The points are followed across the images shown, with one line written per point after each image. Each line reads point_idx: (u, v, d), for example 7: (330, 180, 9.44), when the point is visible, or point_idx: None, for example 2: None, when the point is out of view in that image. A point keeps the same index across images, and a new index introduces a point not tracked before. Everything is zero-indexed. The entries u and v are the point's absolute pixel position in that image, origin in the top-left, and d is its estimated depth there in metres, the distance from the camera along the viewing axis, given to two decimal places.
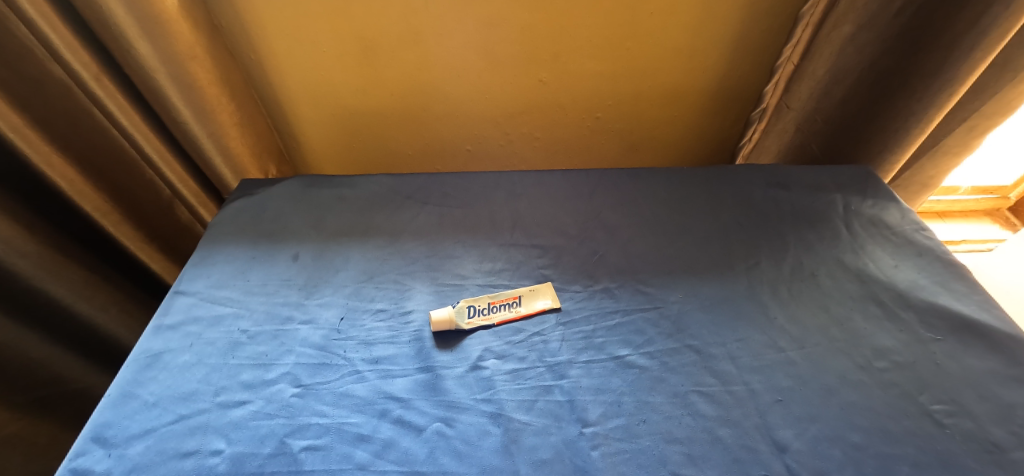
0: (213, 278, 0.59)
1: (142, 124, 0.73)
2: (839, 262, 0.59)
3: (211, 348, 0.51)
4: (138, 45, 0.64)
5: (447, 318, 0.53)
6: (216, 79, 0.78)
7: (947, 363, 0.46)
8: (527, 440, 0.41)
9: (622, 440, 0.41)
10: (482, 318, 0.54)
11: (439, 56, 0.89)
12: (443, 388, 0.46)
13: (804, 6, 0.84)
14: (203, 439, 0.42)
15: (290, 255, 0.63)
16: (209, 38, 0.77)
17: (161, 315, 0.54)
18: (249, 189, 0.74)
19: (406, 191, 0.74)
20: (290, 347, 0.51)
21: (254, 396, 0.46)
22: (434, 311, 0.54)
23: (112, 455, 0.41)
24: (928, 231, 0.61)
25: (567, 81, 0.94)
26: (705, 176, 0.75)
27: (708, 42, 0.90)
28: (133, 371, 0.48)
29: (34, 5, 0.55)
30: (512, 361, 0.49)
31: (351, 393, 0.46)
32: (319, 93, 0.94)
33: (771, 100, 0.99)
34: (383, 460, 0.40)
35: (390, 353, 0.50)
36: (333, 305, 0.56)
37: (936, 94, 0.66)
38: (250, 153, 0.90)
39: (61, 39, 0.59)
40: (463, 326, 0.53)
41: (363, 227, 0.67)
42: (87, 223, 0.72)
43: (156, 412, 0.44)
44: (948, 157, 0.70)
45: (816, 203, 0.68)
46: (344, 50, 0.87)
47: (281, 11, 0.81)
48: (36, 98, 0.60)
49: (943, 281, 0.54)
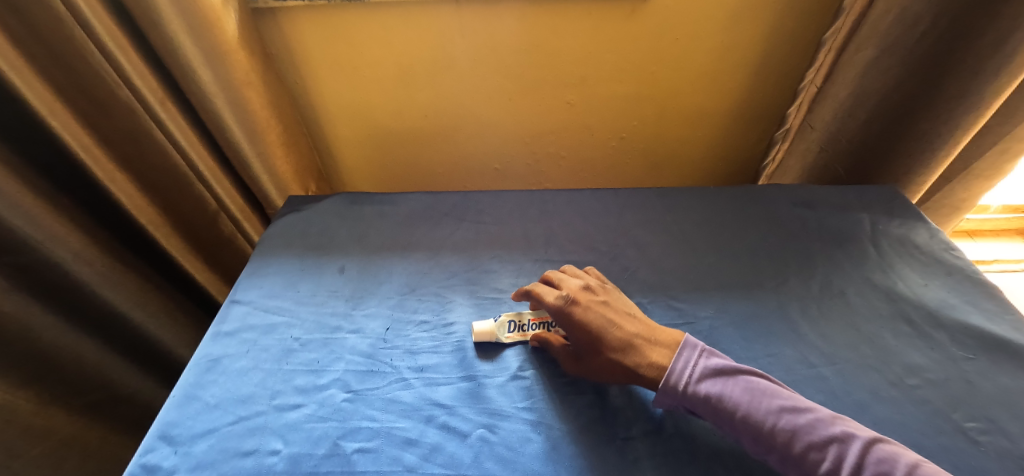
0: (266, 288, 0.63)
1: (198, 144, 0.79)
2: (867, 281, 0.60)
3: (267, 354, 0.54)
4: (202, 73, 0.70)
5: (488, 331, 0.55)
6: (266, 103, 0.84)
7: (979, 380, 0.47)
8: (567, 447, 0.44)
9: (659, 449, 0.43)
10: (520, 333, 0.56)
11: (469, 80, 0.94)
12: (485, 396, 0.49)
13: (826, 32, 0.88)
14: (261, 440, 0.45)
15: (337, 267, 0.67)
16: (263, 65, 0.84)
17: (220, 322, 0.58)
18: (297, 205, 0.79)
19: (443, 208, 0.78)
20: (339, 355, 0.54)
21: (308, 400, 0.49)
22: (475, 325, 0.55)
23: (178, 452, 0.44)
24: (957, 252, 0.62)
25: (592, 103, 0.98)
26: (732, 195, 0.77)
27: (729, 64, 0.93)
28: (195, 373, 0.52)
29: (113, 38, 0.62)
30: (551, 372, 0.51)
31: (398, 399, 0.49)
32: (358, 114, 0.99)
33: (794, 121, 1.01)
34: (431, 463, 0.43)
35: (434, 362, 0.53)
36: (378, 315, 0.59)
37: (962, 116, 0.67)
38: (294, 171, 0.96)
39: (134, 67, 0.66)
40: (502, 340, 0.55)
41: (404, 242, 0.71)
42: (143, 235, 0.77)
43: (217, 413, 0.48)
44: (980, 180, 0.72)
45: (843, 223, 0.69)
46: (382, 76, 0.92)
47: (327, 40, 0.87)
48: (105, 120, 0.66)
49: (973, 301, 0.55)
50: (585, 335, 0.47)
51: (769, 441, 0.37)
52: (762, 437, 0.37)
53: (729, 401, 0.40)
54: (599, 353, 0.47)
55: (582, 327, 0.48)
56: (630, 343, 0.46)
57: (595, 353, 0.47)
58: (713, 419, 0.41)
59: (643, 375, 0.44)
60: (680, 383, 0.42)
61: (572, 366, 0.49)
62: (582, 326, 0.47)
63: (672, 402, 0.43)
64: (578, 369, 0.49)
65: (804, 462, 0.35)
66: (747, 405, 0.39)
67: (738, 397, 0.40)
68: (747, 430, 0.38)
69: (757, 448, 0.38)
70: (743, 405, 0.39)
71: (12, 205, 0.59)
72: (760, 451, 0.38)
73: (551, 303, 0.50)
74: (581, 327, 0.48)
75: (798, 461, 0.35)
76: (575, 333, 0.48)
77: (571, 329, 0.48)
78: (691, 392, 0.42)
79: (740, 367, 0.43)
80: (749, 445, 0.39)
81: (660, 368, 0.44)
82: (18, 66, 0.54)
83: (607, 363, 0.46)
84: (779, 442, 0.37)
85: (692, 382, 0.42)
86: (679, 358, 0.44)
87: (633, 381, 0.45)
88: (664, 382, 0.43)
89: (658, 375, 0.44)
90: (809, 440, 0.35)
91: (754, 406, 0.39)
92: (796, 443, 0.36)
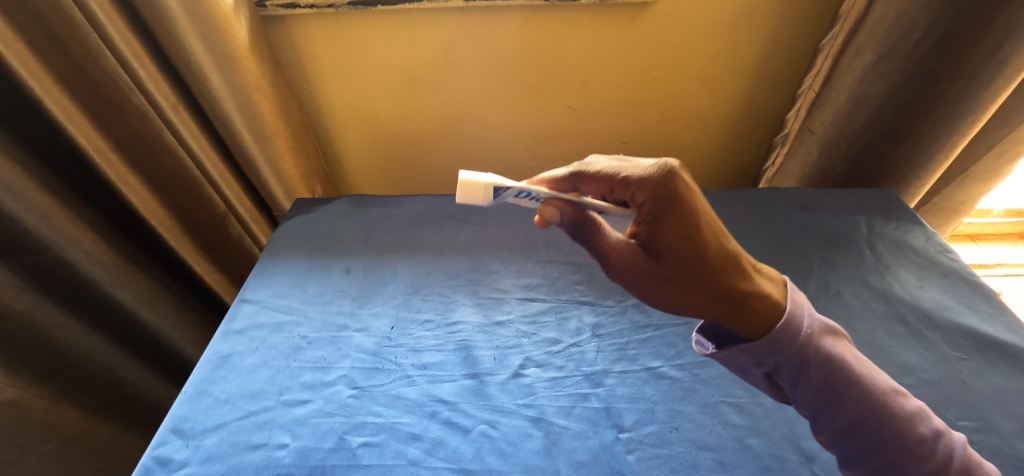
0: (274, 288, 0.65)
1: (208, 148, 0.81)
2: (864, 283, 0.61)
3: (275, 351, 0.56)
4: (213, 79, 0.72)
5: (480, 187, 0.42)
6: (275, 108, 0.86)
7: (973, 380, 0.48)
8: (566, 443, 0.45)
9: (656, 445, 0.44)
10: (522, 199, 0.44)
11: (473, 84, 0.95)
12: (487, 393, 0.50)
13: (824, 38, 0.89)
14: (270, 434, 0.47)
15: (343, 268, 0.68)
16: (272, 71, 0.86)
17: (229, 321, 0.60)
18: (304, 207, 0.81)
19: (447, 210, 0.79)
20: (345, 352, 0.56)
21: (315, 396, 0.51)
22: (502, 182, 0.42)
23: (190, 445, 0.46)
24: (953, 254, 0.63)
25: (594, 108, 1.00)
26: (732, 198, 0.78)
27: (729, 69, 0.94)
28: (205, 370, 0.54)
29: (128, 46, 0.64)
30: (551, 369, 0.52)
31: (402, 395, 0.50)
32: (364, 118, 1.01)
33: (793, 126, 1.02)
34: (434, 457, 0.44)
35: (438, 360, 0.54)
36: (383, 315, 0.61)
37: (959, 120, 0.68)
38: (301, 174, 0.98)
39: (148, 74, 0.68)
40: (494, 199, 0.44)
41: (408, 243, 0.73)
42: (154, 236, 0.79)
43: (227, 408, 0.49)
44: (978, 183, 0.72)
45: (841, 226, 0.70)
46: (388, 81, 0.94)
47: (334, 46, 0.89)
48: (119, 125, 0.68)
49: (968, 302, 0.56)
50: (678, 229, 0.37)
51: (876, 423, 0.32)
52: (870, 418, 0.33)
53: (853, 372, 0.33)
54: (688, 255, 0.37)
55: (688, 223, 0.37)
56: (732, 262, 0.37)
57: (681, 256, 0.37)
58: (810, 386, 0.34)
59: (753, 304, 0.35)
60: (802, 332, 0.34)
61: (621, 265, 0.40)
62: (686, 216, 0.37)
63: (773, 355, 0.35)
64: (627, 270, 0.40)
65: (913, 452, 0.32)
66: (867, 379, 0.33)
67: (857, 366, 0.34)
68: (855, 406, 0.33)
69: (845, 427, 0.34)
70: (864, 379, 0.33)
71: (29, 206, 0.61)
72: (844, 430, 0.34)
73: (652, 178, 0.38)
74: (685, 218, 0.37)
75: (907, 447, 0.32)
76: (670, 224, 0.37)
77: (667, 218, 0.37)
78: (811, 347, 0.34)
79: (840, 328, 0.37)
80: (843, 421, 0.34)
81: (773, 306, 0.35)
82: (37, 72, 0.56)
83: (688, 271, 0.37)
84: (894, 427, 0.32)
85: (815, 335, 0.35)
86: (796, 302, 0.36)
87: (728, 303, 0.36)
88: (786, 325, 0.34)
89: (769, 312, 0.35)
90: (922, 429, 0.32)
91: (872, 381, 0.33)
92: (907, 431, 0.32)
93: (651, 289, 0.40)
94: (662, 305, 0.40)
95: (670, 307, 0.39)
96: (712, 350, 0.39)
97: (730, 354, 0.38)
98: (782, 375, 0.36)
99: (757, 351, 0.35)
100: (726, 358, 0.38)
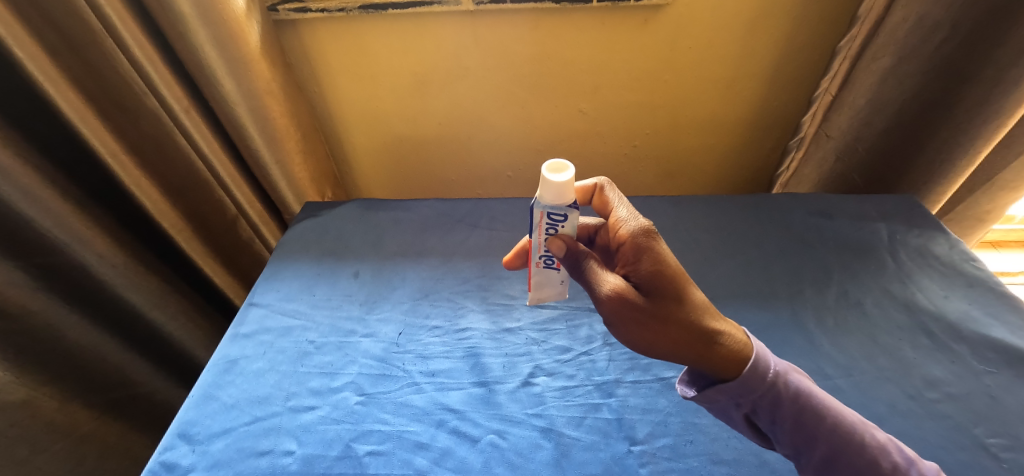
0: (283, 291, 0.65)
1: (220, 151, 0.81)
2: (885, 292, 0.59)
3: (283, 356, 0.56)
4: (225, 82, 0.73)
5: (563, 193, 0.33)
6: (286, 111, 0.86)
7: (1003, 396, 0.46)
8: (577, 455, 0.44)
9: (670, 459, 0.43)
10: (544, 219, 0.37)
11: (483, 88, 0.95)
12: (496, 402, 0.49)
13: (842, 40, 0.86)
14: (276, 440, 0.46)
15: (352, 272, 0.68)
16: (283, 74, 0.86)
17: (238, 325, 0.60)
18: (314, 211, 0.81)
19: (456, 215, 0.78)
20: (353, 358, 0.55)
21: (322, 402, 0.50)
22: (579, 212, 0.36)
23: (196, 451, 0.46)
24: (979, 262, 0.61)
25: (605, 111, 0.99)
26: (747, 203, 0.76)
27: (743, 72, 0.93)
28: (213, 374, 0.53)
29: (142, 50, 0.65)
30: (562, 378, 0.51)
31: (410, 403, 0.50)
32: (373, 122, 1.02)
33: (808, 129, 0.99)
34: (441, 467, 0.43)
35: (446, 367, 0.54)
36: (391, 320, 0.60)
37: (983, 125, 0.66)
38: (312, 177, 0.98)
39: (161, 77, 0.68)
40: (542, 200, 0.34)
41: (417, 248, 0.72)
42: (166, 238, 0.80)
43: (234, 413, 0.49)
44: (1006, 191, 0.70)
45: (860, 233, 0.68)
46: (397, 84, 0.95)
47: (345, 50, 0.89)
48: (133, 129, 0.69)
49: (995, 313, 0.54)
50: (661, 268, 0.34)
51: (850, 456, 0.32)
52: (846, 450, 0.33)
53: (821, 404, 0.34)
54: (670, 296, 0.34)
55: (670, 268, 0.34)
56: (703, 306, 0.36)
57: (663, 297, 0.34)
58: (786, 425, 0.34)
59: (729, 346, 0.34)
60: (768, 372, 0.34)
61: (613, 304, 0.32)
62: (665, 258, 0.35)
63: (747, 395, 0.34)
64: (614, 312, 0.33)
65: None
66: (835, 411, 0.34)
67: (823, 400, 0.34)
68: (830, 440, 0.33)
69: (825, 463, 0.33)
70: (832, 411, 0.34)
71: (43, 209, 0.61)
72: (823, 466, 0.33)
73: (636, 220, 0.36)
74: (668, 261, 0.35)
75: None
76: (654, 264, 0.34)
77: (650, 258, 0.34)
78: (780, 384, 0.34)
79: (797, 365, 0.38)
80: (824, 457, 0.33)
81: (741, 345, 0.34)
82: (52, 75, 0.57)
83: (672, 316, 0.33)
84: (867, 458, 0.32)
85: (781, 373, 0.34)
86: (758, 343, 0.36)
87: (708, 349, 0.33)
88: (752, 366, 0.33)
89: (741, 350, 0.34)
90: (894, 458, 0.33)
91: (839, 413, 0.34)
92: (880, 461, 0.32)
93: (634, 334, 0.34)
94: (640, 350, 0.34)
95: (650, 353, 0.34)
96: (692, 395, 0.37)
97: (709, 398, 0.36)
98: (760, 416, 0.35)
99: (733, 391, 0.33)
100: (704, 403, 0.36)
